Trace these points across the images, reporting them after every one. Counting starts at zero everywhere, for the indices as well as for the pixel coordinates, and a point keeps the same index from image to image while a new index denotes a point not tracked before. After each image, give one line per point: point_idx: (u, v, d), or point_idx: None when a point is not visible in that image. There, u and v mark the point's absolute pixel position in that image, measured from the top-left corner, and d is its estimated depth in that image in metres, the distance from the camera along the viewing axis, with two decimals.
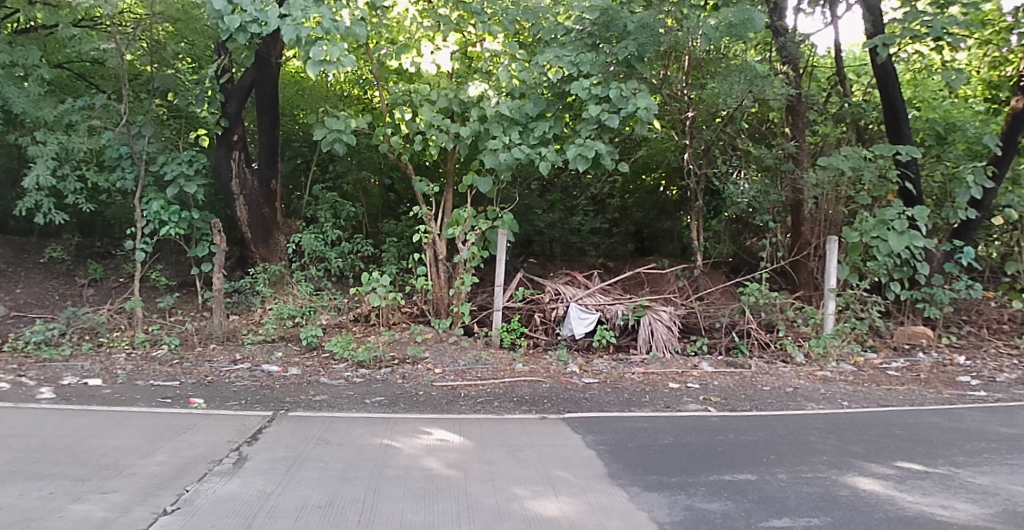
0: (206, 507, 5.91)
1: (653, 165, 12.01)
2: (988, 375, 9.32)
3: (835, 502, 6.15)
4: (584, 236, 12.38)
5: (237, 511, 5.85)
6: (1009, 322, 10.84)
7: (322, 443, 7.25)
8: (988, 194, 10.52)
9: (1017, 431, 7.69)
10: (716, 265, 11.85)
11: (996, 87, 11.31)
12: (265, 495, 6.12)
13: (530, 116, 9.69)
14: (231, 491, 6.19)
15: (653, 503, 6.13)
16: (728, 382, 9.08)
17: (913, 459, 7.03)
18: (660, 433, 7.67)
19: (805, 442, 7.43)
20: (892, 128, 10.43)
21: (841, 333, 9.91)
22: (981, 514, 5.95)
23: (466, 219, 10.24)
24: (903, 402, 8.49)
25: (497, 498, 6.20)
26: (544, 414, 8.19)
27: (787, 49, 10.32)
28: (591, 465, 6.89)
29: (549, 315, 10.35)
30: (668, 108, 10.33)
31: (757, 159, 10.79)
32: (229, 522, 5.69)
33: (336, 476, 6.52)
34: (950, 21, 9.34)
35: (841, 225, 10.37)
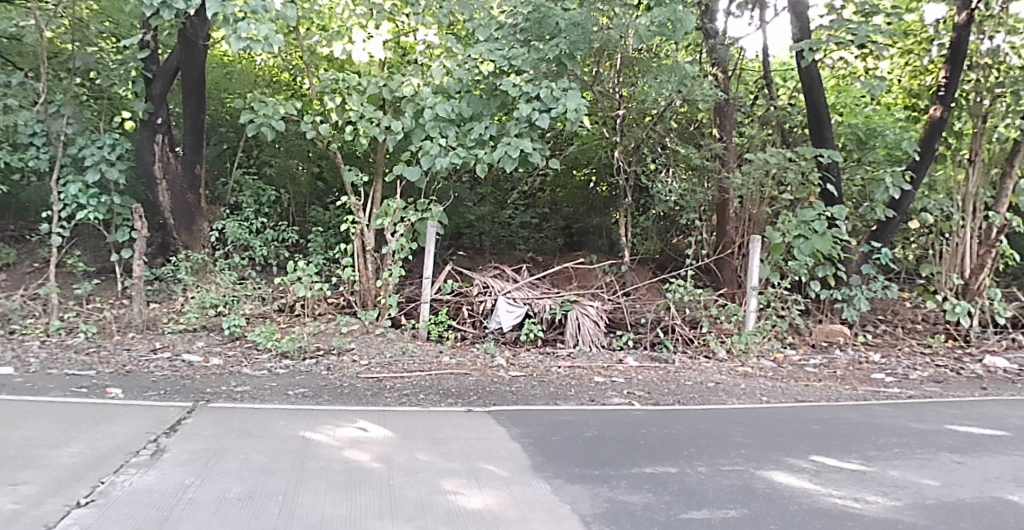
0: (121, 499, 5.71)
1: (584, 162, 12.03)
2: (901, 372, 9.68)
3: (753, 495, 6.28)
4: (513, 230, 12.46)
5: (154, 504, 5.66)
6: (922, 322, 11.17)
7: (244, 434, 7.09)
8: (906, 197, 10.84)
9: (925, 427, 7.99)
10: (642, 262, 11.97)
11: (916, 96, 11.38)
12: (183, 488, 5.95)
13: (465, 116, 9.68)
14: (148, 483, 6.00)
15: (576, 496, 6.16)
16: (653, 377, 9.21)
17: (828, 453, 7.23)
18: (584, 426, 7.72)
19: (725, 436, 7.58)
20: (816, 132, 10.68)
21: (762, 329, 10.12)
22: (892, 506, 6.13)
23: (396, 210, 10.17)
24: (819, 398, 8.73)
25: (421, 491, 6.15)
26: (470, 406, 8.18)
27: (717, 51, 10.58)
28: (516, 458, 6.90)
29: (477, 308, 10.31)
30: (601, 106, 10.35)
31: (685, 158, 10.93)
32: (146, 514, 5.50)
33: (256, 469, 6.38)
34: (875, 29, 9.62)
35: (764, 224, 10.67)
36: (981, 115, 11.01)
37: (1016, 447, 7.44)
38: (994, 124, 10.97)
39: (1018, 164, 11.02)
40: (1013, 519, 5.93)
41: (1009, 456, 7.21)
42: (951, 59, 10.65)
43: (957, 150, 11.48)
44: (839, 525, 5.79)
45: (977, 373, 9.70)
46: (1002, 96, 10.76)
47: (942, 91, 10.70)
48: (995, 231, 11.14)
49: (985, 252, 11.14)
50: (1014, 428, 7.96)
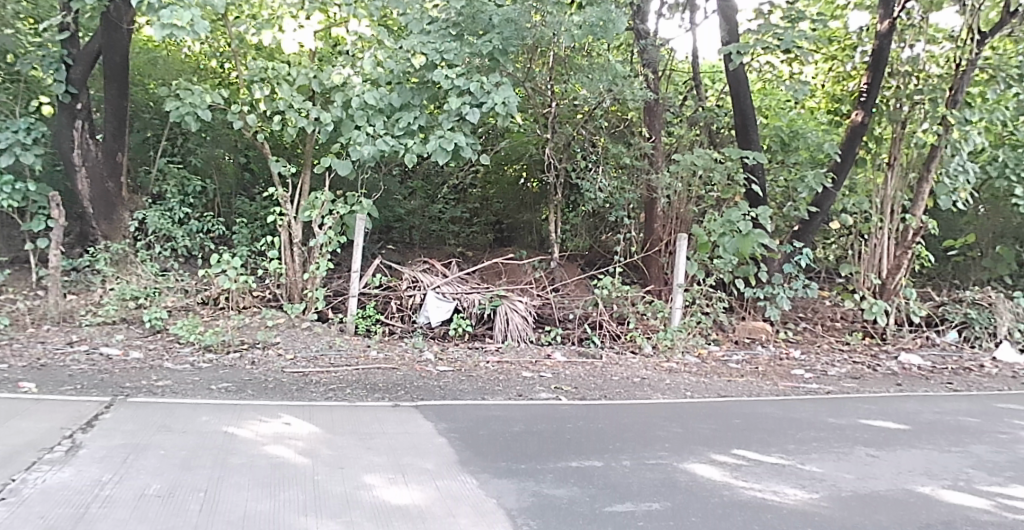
0: (33, 497, 5.51)
1: (514, 158, 12.00)
2: (820, 369, 9.97)
3: (676, 488, 6.37)
4: (444, 224, 12.39)
5: (68, 501, 5.47)
6: (841, 320, 11.49)
7: (164, 430, 6.90)
8: (827, 197, 11.14)
9: (842, 421, 8.25)
10: (571, 258, 11.98)
11: (838, 101, 11.73)
12: (100, 485, 5.76)
13: (394, 107, 9.64)
14: (62, 480, 5.80)
15: (502, 490, 6.17)
16: (581, 372, 9.30)
17: (749, 447, 7.39)
18: (511, 421, 7.74)
19: (649, 431, 7.68)
20: (741, 133, 10.92)
21: (687, 326, 10.31)
22: (810, 498, 6.30)
23: (324, 203, 10.11)
24: (741, 393, 8.93)
25: (346, 486, 6.08)
26: (397, 401, 8.12)
27: (647, 52, 10.68)
28: (442, 452, 6.87)
29: (405, 303, 10.27)
30: (532, 102, 10.45)
31: (615, 156, 11.02)
32: (60, 512, 5.31)
33: (176, 465, 6.22)
34: (800, 34, 9.85)
35: (691, 223, 10.84)
36: (900, 121, 11.33)
37: (926, 441, 7.74)
38: (912, 129, 11.22)
39: (933, 169, 11.29)
40: (923, 509, 6.15)
41: (920, 450, 7.49)
42: (872, 66, 10.87)
43: (877, 154, 11.77)
44: (757, 517, 5.92)
45: (892, 370, 10.04)
46: (921, 103, 11.03)
47: (864, 96, 10.95)
48: (912, 233, 11.54)
49: (902, 253, 11.52)
50: (925, 423, 8.28)
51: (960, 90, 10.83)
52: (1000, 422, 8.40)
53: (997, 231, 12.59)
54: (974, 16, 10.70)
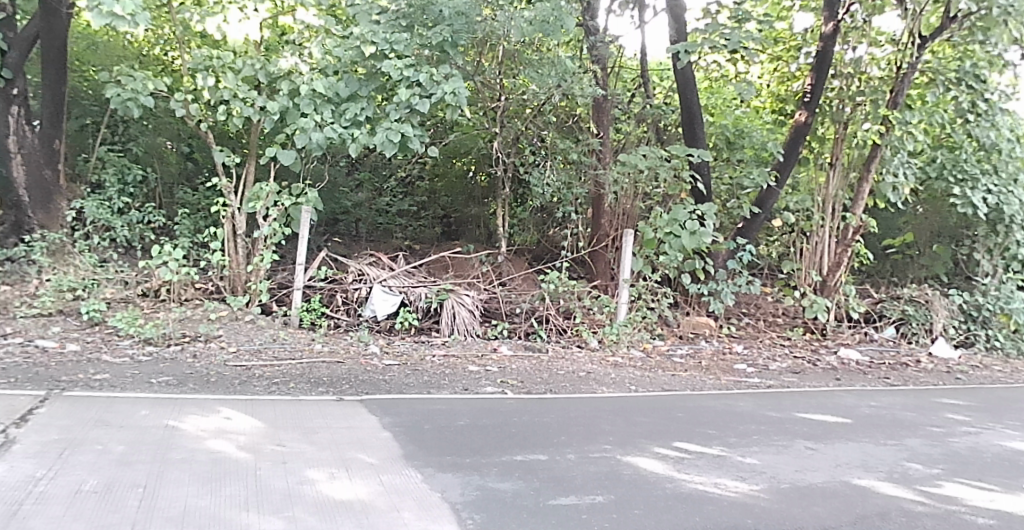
0: None
1: (464, 151, 11.91)
2: (761, 363, 10.16)
3: (619, 481, 6.40)
4: (391, 218, 12.33)
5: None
6: (782, 316, 11.69)
7: (101, 424, 6.74)
8: (770, 196, 11.33)
9: (782, 415, 8.39)
10: (518, 253, 11.93)
11: (783, 101, 11.99)
12: (33, 481, 5.59)
13: (342, 96, 9.62)
14: None
15: (446, 484, 6.12)
16: (527, 366, 9.34)
17: (691, 440, 7.48)
18: (457, 415, 7.73)
19: (593, 424, 7.72)
20: (688, 130, 11.02)
21: (633, 321, 10.45)
22: (751, 490, 6.38)
23: (269, 194, 10.07)
24: (684, 387, 9.06)
25: (289, 481, 5.98)
26: (341, 395, 8.05)
27: (596, 49, 10.77)
28: (387, 447, 6.82)
29: (351, 296, 10.20)
30: (481, 96, 10.46)
31: (564, 151, 11.04)
32: None
33: (114, 460, 6.07)
34: (747, 36, 9.99)
35: (637, 219, 11.05)
36: (842, 122, 11.61)
37: (863, 434, 7.92)
38: (854, 129, 11.49)
39: (873, 169, 11.52)
40: (859, 501, 6.26)
41: (857, 443, 7.65)
42: (816, 67, 11.03)
43: (819, 154, 12.05)
44: (699, 508, 5.97)
45: (832, 365, 10.28)
46: (862, 105, 11.34)
47: (807, 97, 11.10)
48: (852, 232, 11.79)
49: (842, 251, 11.78)
50: (861, 417, 8.47)
51: (901, 92, 11.07)
52: (933, 416, 8.64)
53: (934, 231, 12.92)
54: (915, 21, 10.87)
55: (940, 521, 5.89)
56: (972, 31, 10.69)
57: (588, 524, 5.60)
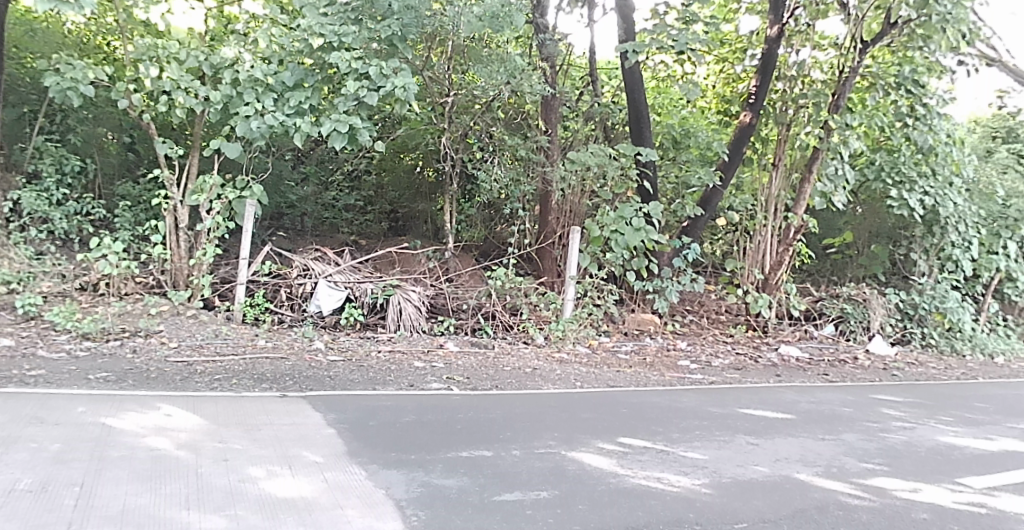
0: None
1: (412, 146, 11.95)
2: (705, 359, 10.33)
3: (564, 476, 6.40)
4: (336, 212, 12.18)
5: None
6: (725, 313, 11.98)
7: (36, 422, 6.56)
8: (714, 194, 11.61)
9: (724, 411, 8.52)
10: (465, 249, 11.91)
11: (728, 101, 12.18)
12: None
13: (286, 85, 9.66)
14: None
15: (391, 481, 6.05)
16: (474, 362, 9.37)
17: (635, 436, 7.54)
18: (402, 411, 7.70)
19: (538, 420, 7.76)
20: (636, 129, 11.17)
21: (579, 318, 10.56)
22: (694, 484, 6.43)
23: (212, 187, 10.02)
24: (629, 383, 9.16)
25: (230, 479, 5.87)
26: (285, 392, 7.97)
27: (546, 46, 10.85)
28: (331, 443, 6.74)
29: (295, 291, 10.15)
30: (430, 91, 10.57)
31: (512, 148, 11.06)
32: None
33: (49, 458, 5.91)
34: (694, 37, 10.12)
35: (584, 217, 11.12)
36: (785, 123, 11.85)
37: (802, 429, 8.08)
38: (796, 131, 11.74)
39: (814, 170, 11.77)
40: (798, 495, 6.33)
41: (797, 438, 7.80)
42: (761, 69, 11.26)
43: (762, 154, 12.29)
44: (642, 502, 5.99)
45: (773, 361, 10.51)
46: (805, 107, 11.60)
47: (752, 98, 11.33)
48: (793, 231, 12.00)
49: (783, 250, 12.05)
50: (801, 412, 8.65)
51: (842, 96, 11.29)
52: (870, 412, 8.85)
53: (873, 231, 13.29)
54: (857, 26, 11.11)
55: (876, 513, 5.99)
56: (912, 37, 10.97)
57: (532, 519, 5.57)
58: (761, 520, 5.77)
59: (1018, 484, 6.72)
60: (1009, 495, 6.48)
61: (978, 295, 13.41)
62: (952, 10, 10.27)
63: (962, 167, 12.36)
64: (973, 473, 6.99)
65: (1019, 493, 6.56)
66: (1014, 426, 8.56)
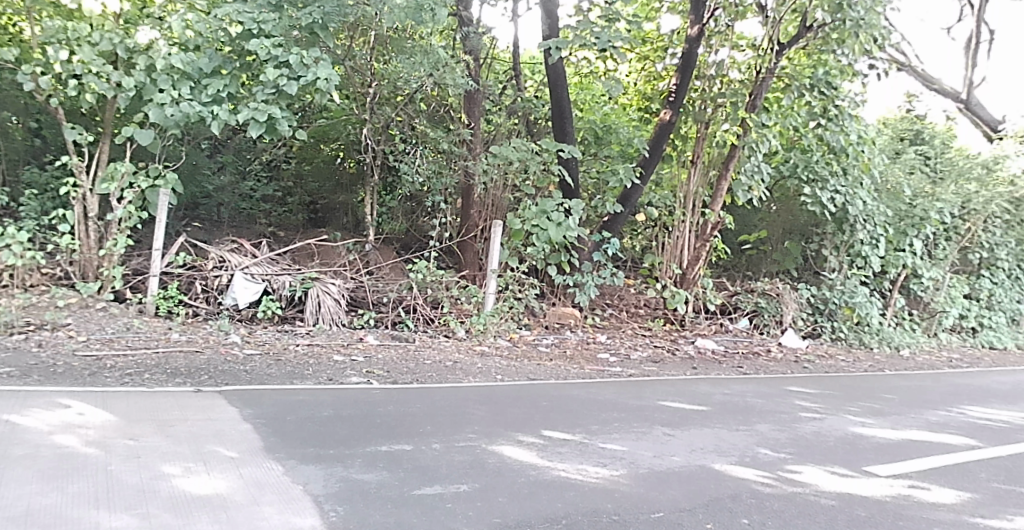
0: None
1: (333, 136, 11.94)
2: (623, 352, 10.55)
3: (483, 469, 6.35)
4: (254, 203, 11.93)
5: None
6: (644, 307, 12.24)
7: None
8: (635, 190, 11.79)
9: (642, 403, 8.67)
10: (386, 241, 11.95)
11: (648, 99, 12.47)
12: None
13: (203, 72, 9.44)
14: None
15: (308, 476, 5.92)
16: (394, 356, 9.35)
17: (555, 428, 7.58)
18: (320, 406, 7.57)
19: (460, 414, 7.71)
20: (558, 125, 11.32)
21: (500, 311, 10.68)
22: (612, 475, 6.45)
23: (123, 175, 9.80)
24: (549, 377, 9.25)
25: (142, 477, 5.68)
26: (200, 387, 7.77)
27: (469, 40, 10.95)
28: (248, 439, 6.58)
29: (211, 283, 10.00)
30: (351, 81, 10.50)
31: (434, 141, 11.17)
32: None
33: None
34: (615, 35, 10.22)
35: (506, 211, 11.27)
36: (704, 121, 12.11)
37: (717, 420, 8.25)
38: (715, 129, 12.02)
39: (731, 168, 12.14)
40: (713, 484, 6.40)
41: (712, 429, 7.96)
42: (681, 67, 11.48)
43: (682, 152, 12.55)
44: (561, 494, 5.97)
45: (689, 354, 10.79)
46: (723, 106, 11.84)
47: (672, 97, 11.54)
48: (711, 227, 12.37)
49: (701, 245, 12.40)
50: (716, 404, 8.86)
51: (759, 96, 11.65)
52: (781, 403, 9.12)
53: (786, 228, 13.82)
54: (774, 28, 11.44)
55: (788, 500, 6.09)
56: (826, 40, 11.34)
57: (452, 512, 5.50)
58: (677, 509, 5.81)
59: (921, 471, 6.93)
60: (912, 481, 6.67)
61: (885, 290, 14.05)
62: (864, 15, 10.74)
63: (872, 168, 12.81)
64: (880, 460, 7.19)
65: (923, 479, 6.76)
66: (918, 416, 8.91)
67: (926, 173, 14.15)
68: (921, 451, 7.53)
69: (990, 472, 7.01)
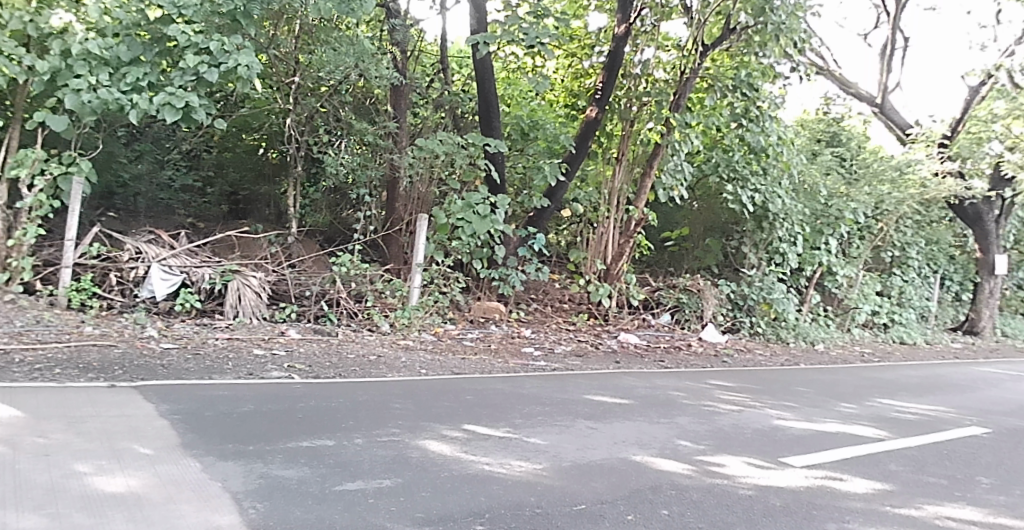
0: None
1: (255, 126, 11.85)
2: (547, 346, 10.65)
3: (407, 464, 6.31)
4: (173, 193, 11.53)
5: None
6: (568, 302, 12.42)
7: None
8: (560, 187, 11.89)
9: (566, 397, 8.76)
10: (309, 234, 11.82)
11: (575, 96, 12.58)
12: None
13: (122, 60, 9.18)
14: None
15: (227, 473, 5.80)
16: (317, 349, 9.24)
17: (479, 422, 7.59)
18: (239, 401, 7.41)
19: (384, 409, 7.66)
20: (485, 120, 11.32)
21: (425, 305, 10.69)
22: (535, 469, 6.48)
23: (35, 161, 9.39)
24: (473, 370, 9.27)
25: (52, 475, 5.47)
26: (114, 382, 7.51)
27: (396, 32, 10.90)
28: (165, 435, 6.40)
29: (127, 276, 9.72)
30: (275, 70, 10.39)
31: (359, 132, 11.11)
32: None
33: None
34: (543, 31, 10.27)
35: (432, 204, 11.32)
36: (629, 119, 12.31)
37: (639, 414, 8.39)
38: (639, 128, 12.27)
39: (655, 165, 12.31)
40: (634, 476, 6.50)
41: (633, 421, 8.10)
42: (608, 66, 11.61)
43: (607, 149, 12.75)
44: (485, 488, 5.98)
45: (612, 348, 10.97)
46: (648, 104, 12.07)
47: (598, 94, 11.70)
48: (634, 223, 12.57)
49: (625, 241, 12.63)
50: (638, 397, 9.01)
51: (683, 95, 11.88)
52: (701, 397, 9.32)
53: (707, 225, 14.13)
54: (699, 30, 11.67)
55: (707, 491, 6.22)
56: (749, 43, 11.58)
57: (374, 508, 5.45)
58: (598, 501, 5.88)
59: (833, 461, 7.17)
60: (825, 471, 6.86)
61: (801, 287, 14.52)
62: (785, 19, 11.16)
63: (790, 169, 13.19)
64: (795, 452, 7.41)
65: (835, 469, 6.99)
66: (831, 409, 9.23)
67: (841, 174, 14.67)
68: (834, 443, 7.80)
69: (899, 463, 7.25)
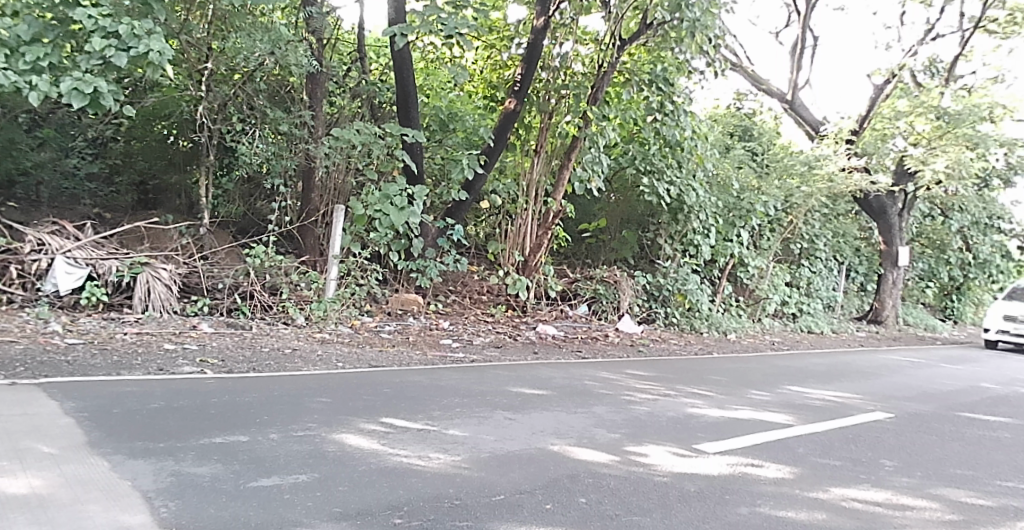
0: None
1: (165, 113, 11.38)
2: (466, 338, 10.71)
3: (324, 458, 6.25)
4: (77, 181, 11.16)
5: None
6: (486, 294, 12.38)
7: None
8: (478, 178, 11.94)
9: (485, 388, 8.80)
10: (221, 225, 11.62)
11: (494, 87, 12.64)
12: None
13: (21, 39, 8.74)
14: None
15: (136, 472, 5.63)
16: (230, 343, 9.05)
17: (398, 415, 7.56)
18: (149, 398, 7.19)
19: (300, 403, 7.55)
20: (403, 109, 11.26)
21: (342, 298, 10.65)
22: (454, 461, 6.50)
23: None
24: (391, 363, 9.24)
25: None
26: (14, 379, 7.19)
27: (313, 20, 10.73)
28: (70, 434, 6.17)
29: (28, 268, 9.27)
30: (186, 56, 10.09)
31: (274, 121, 11.00)
32: None
33: None
34: (462, 22, 10.18)
35: (348, 195, 11.39)
36: (547, 112, 12.46)
37: (557, 404, 8.50)
38: (557, 120, 12.42)
39: (573, 157, 12.49)
40: (552, 465, 6.59)
41: (551, 412, 8.20)
42: (527, 57, 11.69)
43: (525, 142, 12.85)
44: (404, 480, 5.97)
45: (531, 339, 11.10)
46: (566, 97, 12.29)
47: (517, 86, 11.76)
48: (552, 215, 12.73)
49: (543, 233, 12.77)
50: (556, 388, 9.12)
51: (600, 89, 12.09)
52: (618, 386, 9.50)
53: (623, 218, 14.39)
54: (617, 24, 11.81)
55: (623, 479, 6.36)
56: (665, 38, 11.82)
57: (291, 504, 5.38)
58: (517, 491, 5.94)
59: (743, 447, 7.42)
60: (737, 457, 7.10)
61: (714, 277, 15.03)
62: (700, 16, 11.28)
63: (704, 161, 13.58)
64: (707, 439, 7.65)
65: (745, 454, 7.24)
66: (742, 397, 9.54)
67: (754, 168, 15.21)
68: (744, 429, 8.07)
69: (807, 447, 7.56)
